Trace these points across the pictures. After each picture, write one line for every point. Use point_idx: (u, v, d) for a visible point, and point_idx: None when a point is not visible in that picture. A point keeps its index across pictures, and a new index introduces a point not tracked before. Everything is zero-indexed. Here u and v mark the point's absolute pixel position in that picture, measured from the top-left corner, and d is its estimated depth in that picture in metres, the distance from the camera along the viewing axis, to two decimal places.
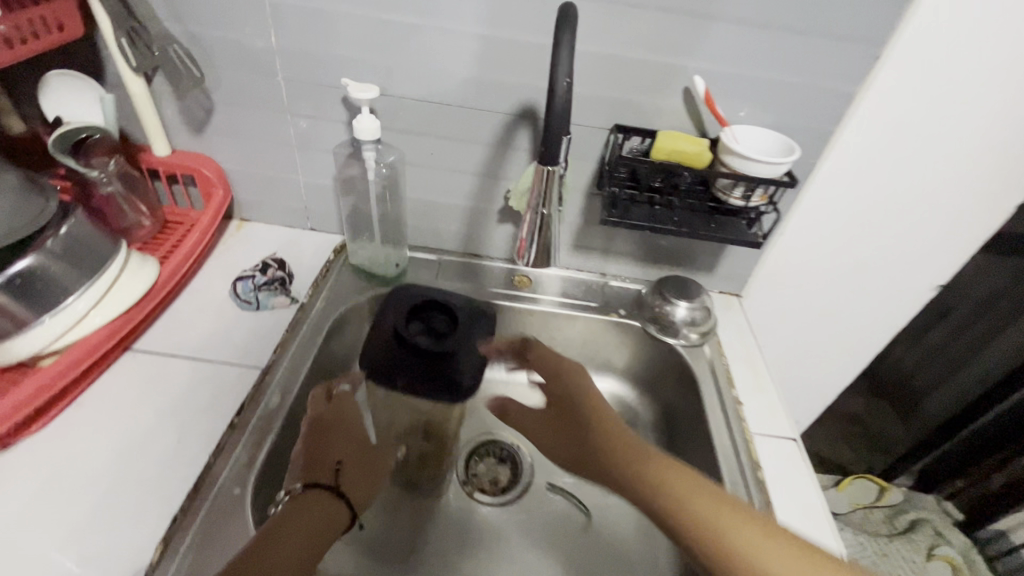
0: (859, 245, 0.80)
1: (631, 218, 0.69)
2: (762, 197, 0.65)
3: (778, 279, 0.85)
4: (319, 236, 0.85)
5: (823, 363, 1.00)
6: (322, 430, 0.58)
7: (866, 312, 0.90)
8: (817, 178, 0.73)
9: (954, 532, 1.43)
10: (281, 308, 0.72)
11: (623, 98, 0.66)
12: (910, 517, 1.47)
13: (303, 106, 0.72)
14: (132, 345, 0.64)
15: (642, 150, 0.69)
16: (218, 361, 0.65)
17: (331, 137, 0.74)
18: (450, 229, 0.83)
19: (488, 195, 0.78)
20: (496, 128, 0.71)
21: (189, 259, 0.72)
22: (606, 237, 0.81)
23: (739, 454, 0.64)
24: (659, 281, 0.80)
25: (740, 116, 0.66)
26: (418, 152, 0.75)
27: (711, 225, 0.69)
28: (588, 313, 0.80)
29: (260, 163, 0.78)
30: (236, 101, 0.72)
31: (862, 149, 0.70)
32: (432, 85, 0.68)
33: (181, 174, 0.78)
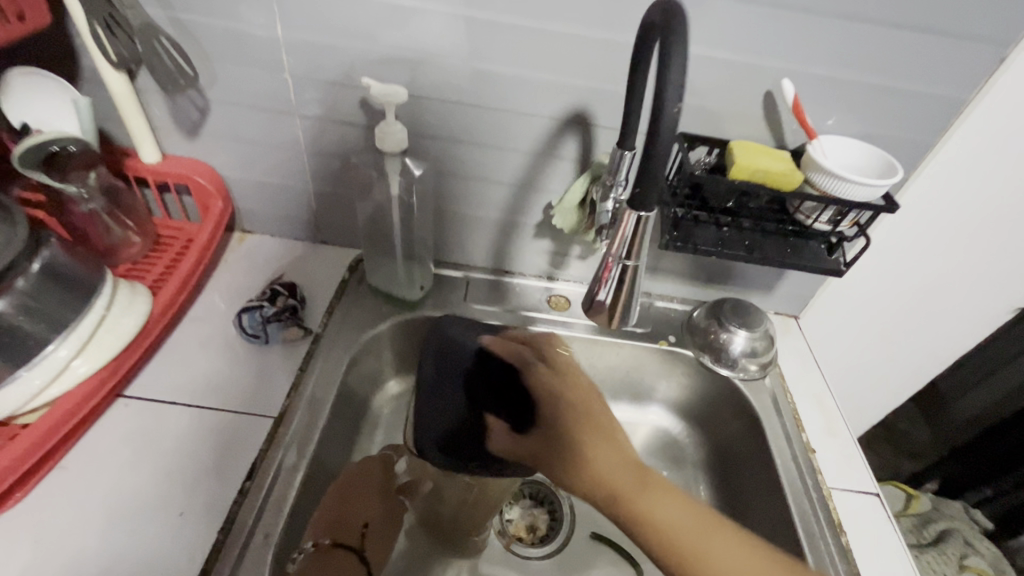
0: (944, 272, 0.70)
1: (696, 243, 0.60)
2: (851, 222, 0.57)
3: (843, 304, 0.76)
4: (330, 251, 0.75)
5: (881, 394, 0.90)
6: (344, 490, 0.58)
7: (939, 344, 0.80)
8: (905, 196, 0.63)
9: (983, 541, 1.13)
10: (293, 342, 0.63)
11: (692, 102, 0.57)
12: (938, 527, 1.13)
13: (315, 107, 0.62)
14: (122, 393, 0.56)
15: (710, 163, 0.59)
16: (222, 410, 0.56)
17: (348, 142, 0.65)
18: (479, 245, 0.73)
19: (524, 209, 0.68)
20: (540, 135, 0.61)
21: (186, 285, 0.63)
22: (655, 255, 0.72)
23: (816, 510, 0.57)
24: (710, 304, 0.71)
25: (828, 125, 0.57)
26: (447, 161, 0.65)
27: (787, 250, 0.60)
28: (635, 342, 0.72)
29: (265, 170, 0.68)
30: (237, 101, 0.62)
31: (965, 166, 0.60)
32: (468, 85, 0.58)
33: (173, 184, 0.68)
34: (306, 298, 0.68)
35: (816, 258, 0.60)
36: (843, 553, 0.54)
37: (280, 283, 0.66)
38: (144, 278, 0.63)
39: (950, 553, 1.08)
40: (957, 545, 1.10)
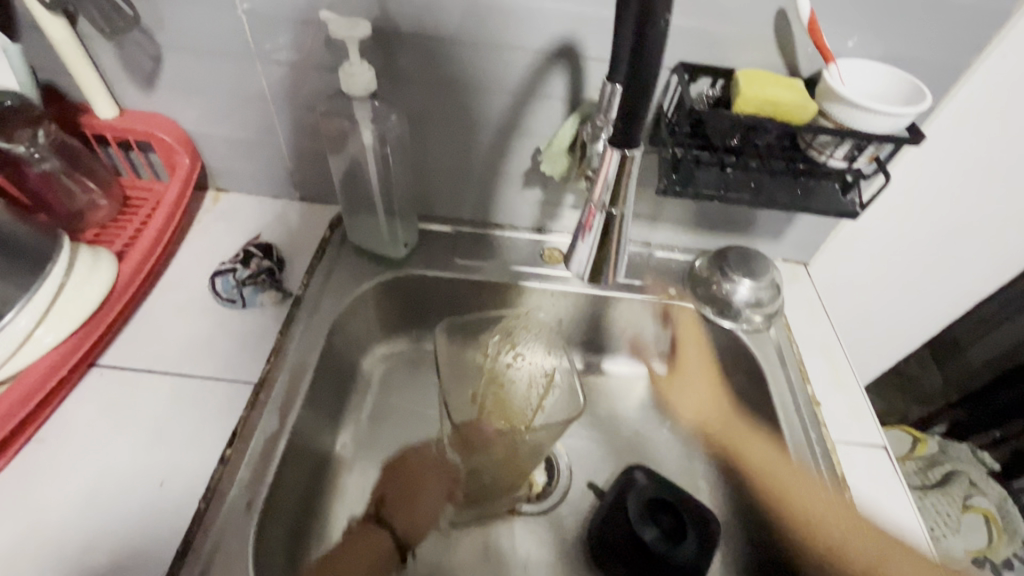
0: (970, 212, 0.65)
1: (696, 185, 0.55)
2: (870, 157, 0.51)
3: (856, 246, 0.71)
4: (310, 209, 0.71)
5: (892, 341, 0.85)
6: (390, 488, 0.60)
7: (956, 290, 0.75)
8: (934, 125, 0.57)
9: (989, 482, 1.10)
10: (272, 305, 0.60)
11: (692, 26, 0.51)
12: (945, 469, 1.10)
13: (275, 49, 0.56)
14: (96, 362, 0.54)
15: (714, 96, 0.53)
16: (201, 377, 0.54)
17: (316, 88, 0.59)
18: (466, 198, 0.68)
19: (511, 157, 0.63)
20: (524, 71, 0.55)
21: (156, 249, 0.59)
22: (655, 202, 0.67)
23: (820, 464, 0.55)
24: (720, 252, 0.67)
25: (848, 47, 0.51)
26: (425, 106, 0.59)
27: (796, 191, 0.55)
28: (635, 295, 0.68)
29: (231, 123, 0.63)
30: (189, 45, 0.56)
31: (1006, 89, 0.53)
32: (440, 16, 0.52)
33: (136, 141, 0.64)
34: (284, 260, 0.65)
35: (828, 200, 0.55)
36: (845, 507, 0.52)
37: (255, 244, 0.62)
38: (113, 243, 0.60)
39: (955, 494, 1.04)
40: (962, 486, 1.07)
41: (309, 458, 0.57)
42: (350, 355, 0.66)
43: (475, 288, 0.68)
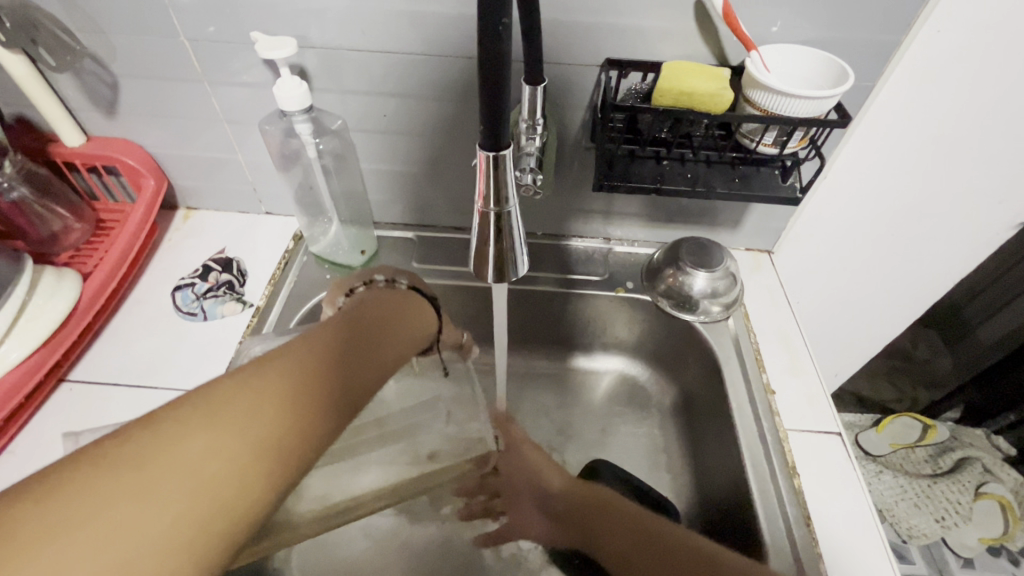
0: (928, 189, 0.64)
1: (635, 178, 0.55)
2: (801, 141, 0.51)
3: (819, 231, 0.70)
4: (276, 222, 0.74)
5: (872, 325, 0.83)
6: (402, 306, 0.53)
7: (928, 272, 0.73)
8: (874, 106, 0.56)
9: (1007, 467, 1.14)
10: (232, 316, 0.63)
11: (618, 24, 0.51)
12: (956, 455, 1.16)
13: (218, 71, 0.58)
14: (66, 376, 0.58)
15: (643, 90, 0.54)
16: (164, 387, 0.57)
17: (266, 108, 0.61)
18: (424, 203, 0.70)
19: (460, 161, 0.64)
20: (455, 77, 0.56)
21: (123, 267, 0.63)
22: (607, 198, 0.67)
23: (770, 453, 0.54)
24: (680, 258, 0.65)
25: (772, 32, 0.51)
26: (367, 117, 0.61)
27: (734, 180, 0.55)
28: (590, 290, 0.68)
29: (192, 144, 0.66)
30: (141, 72, 0.59)
31: (941, 62, 0.52)
32: (368, 28, 0.53)
33: (102, 165, 0.67)
34: (246, 272, 0.67)
35: (768, 186, 0.54)
36: (793, 493, 0.52)
37: (216, 258, 0.66)
38: (83, 264, 0.64)
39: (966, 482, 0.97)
40: (976, 473, 1.13)
41: None
42: None
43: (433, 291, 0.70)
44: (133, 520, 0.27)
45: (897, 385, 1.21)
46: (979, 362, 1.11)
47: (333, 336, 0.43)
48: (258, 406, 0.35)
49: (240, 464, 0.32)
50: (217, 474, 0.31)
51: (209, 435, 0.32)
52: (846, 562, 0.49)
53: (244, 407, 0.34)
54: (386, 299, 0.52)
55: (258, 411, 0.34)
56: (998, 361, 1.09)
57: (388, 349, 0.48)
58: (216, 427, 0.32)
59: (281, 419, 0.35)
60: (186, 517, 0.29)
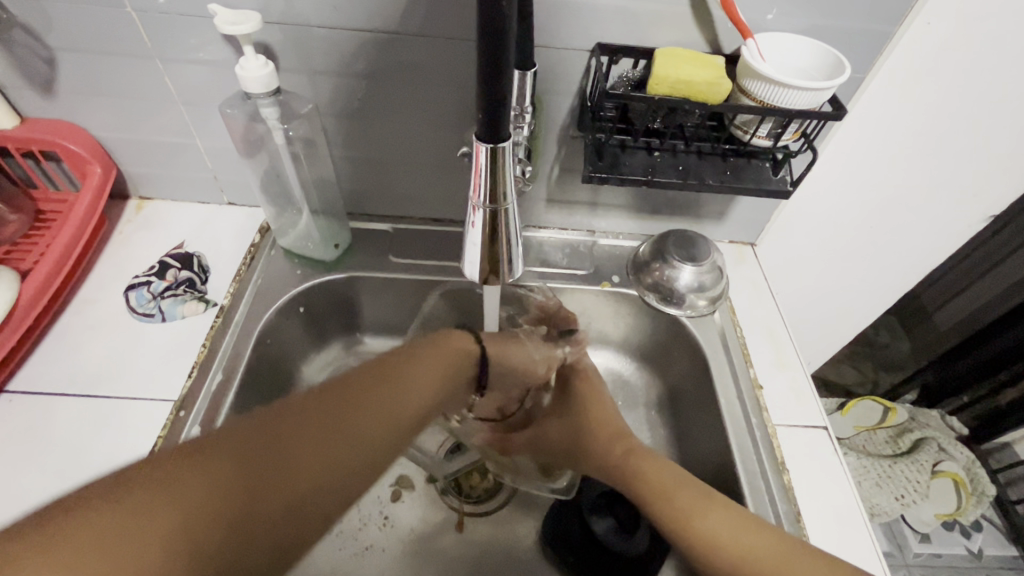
0: (908, 183, 0.64)
1: (628, 170, 0.53)
2: (795, 133, 0.50)
3: (801, 223, 0.70)
4: (239, 213, 0.68)
5: (847, 315, 0.85)
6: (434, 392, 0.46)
7: (902, 263, 0.75)
8: (862, 99, 0.56)
9: (958, 447, 1.19)
10: (194, 316, 0.58)
11: (609, 7, 0.48)
12: (914, 436, 1.18)
13: (172, 47, 0.53)
14: (6, 387, 0.52)
15: (634, 77, 0.51)
16: (118, 396, 0.52)
17: (227, 89, 0.56)
18: (400, 194, 0.66)
19: (440, 148, 0.61)
20: (438, 59, 0.52)
21: (67, 263, 0.57)
22: (593, 189, 0.65)
23: (760, 449, 0.54)
24: (657, 247, 0.65)
25: (768, 20, 0.49)
26: (339, 100, 0.56)
27: (726, 171, 0.53)
28: (574, 284, 0.67)
29: (145, 128, 0.60)
30: (82, 47, 0.53)
31: (929, 56, 0.52)
32: (341, 4, 0.49)
33: (40, 151, 0.60)
34: (208, 268, 0.62)
35: (760, 179, 0.53)
36: (783, 489, 0.51)
37: (174, 254, 0.61)
38: (21, 261, 0.57)
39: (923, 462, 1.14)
40: (932, 452, 1.16)
41: None
42: (285, 365, 0.64)
43: (412, 286, 0.66)
44: (115, 538, 0.28)
45: (863, 371, 1.25)
46: (940, 348, 1.16)
47: (351, 434, 0.38)
48: (310, 462, 0.36)
49: (290, 504, 0.34)
50: (186, 503, 0.30)
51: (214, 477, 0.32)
52: (834, 556, 0.49)
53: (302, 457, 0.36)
54: (441, 352, 0.49)
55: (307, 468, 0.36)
56: (957, 347, 1.14)
57: (398, 409, 0.41)
58: (258, 482, 0.33)
59: (312, 468, 0.36)
60: (183, 521, 0.30)
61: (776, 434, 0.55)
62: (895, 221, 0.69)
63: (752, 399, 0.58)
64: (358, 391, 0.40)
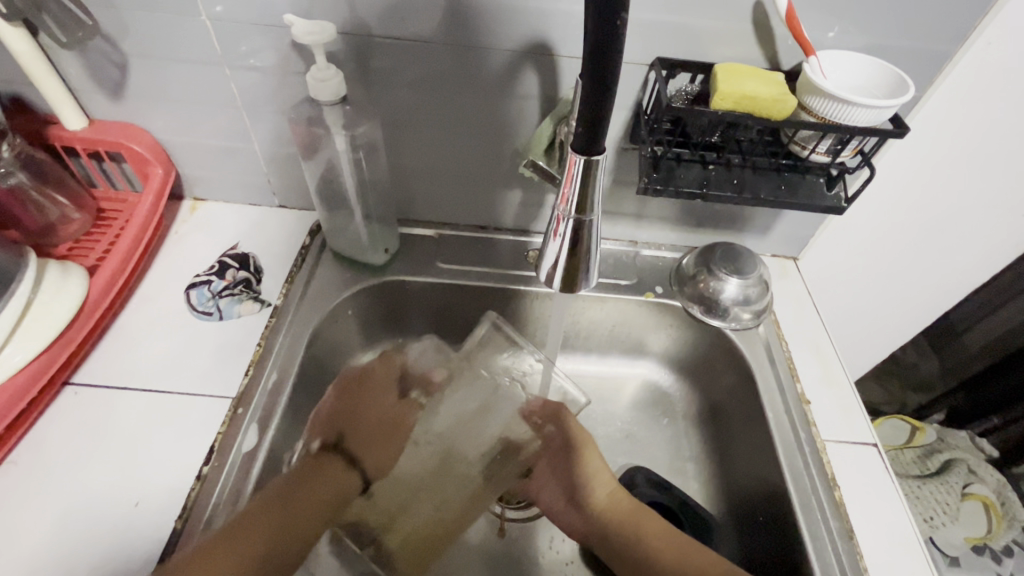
0: (959, 202, 0.64)
1: (682, 184, 0.53)
2: (853, 150, 0.50)
3: (846, 239, 0.70)
4: (289, 216, 0.70)
5: (887, 331, 0.84)
6: (307, 478, 0.50)
7: (945, 281, 0.74)
8: (919, 116, 0.56)
9: (988, 469, 1.16)
10: (250, 315, 0.60)
11: (673, 22, 0.49)
12: (942, 458, 1.16)
13: (242, 55, 0.54)
14: (70, 380, 0.53)
15: (692, 92, 0.52)
16: (178, 391, 0.53)
17: (289, 96, 0.58)
18: (448, 201, 0.67)
19: (490, 156, 0.62)
20: (497, 71, 0.53)
21: (130, 261, 0.59)
22: (640, 200, 0.66)
23: (809, 465, 0.54)
24: (702, 259, 0.65)
25: (829, 38, 0.50)
26: (398, 108, 0.58)
27: (780, 187, 0.54)
28: (617, 294, 0.67)
29: (205, 131, 0.62)
30: (155, 53, 0.55)
31: (990, 75, 0.52)
32: (408, 15, 0.50)
33: (106, 152, 0.63)
34: (262, 268, 0.64)
35: (815, 195, 0.54)
36: (834, 505, 0.51)
37: (231, 254, 0.63)
38: (85, 257, 0.59)
39: (952, 484, 1.11)
40: (960, 474, 1.13)
41: None
42: (332, 366, 0.65)
43: (456, 291, 0.67)
44: None
45: (893, 390, 1.24)
46: (974, 370, 1.14)
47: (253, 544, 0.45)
48: (259, 535, 0.46)
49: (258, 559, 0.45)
50: None
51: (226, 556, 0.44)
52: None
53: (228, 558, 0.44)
54: (318, 474, 0.50)
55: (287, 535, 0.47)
56: (991, 368, 1.12)
57: (303, 513, 0.48)
58: (248, 542, 0.45)
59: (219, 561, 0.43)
60: None
61: (826, 453, 0.55)
62: (942, 238, 0.68)
63: (802, 415, 0.57)
64: (278, 498, 0.48)
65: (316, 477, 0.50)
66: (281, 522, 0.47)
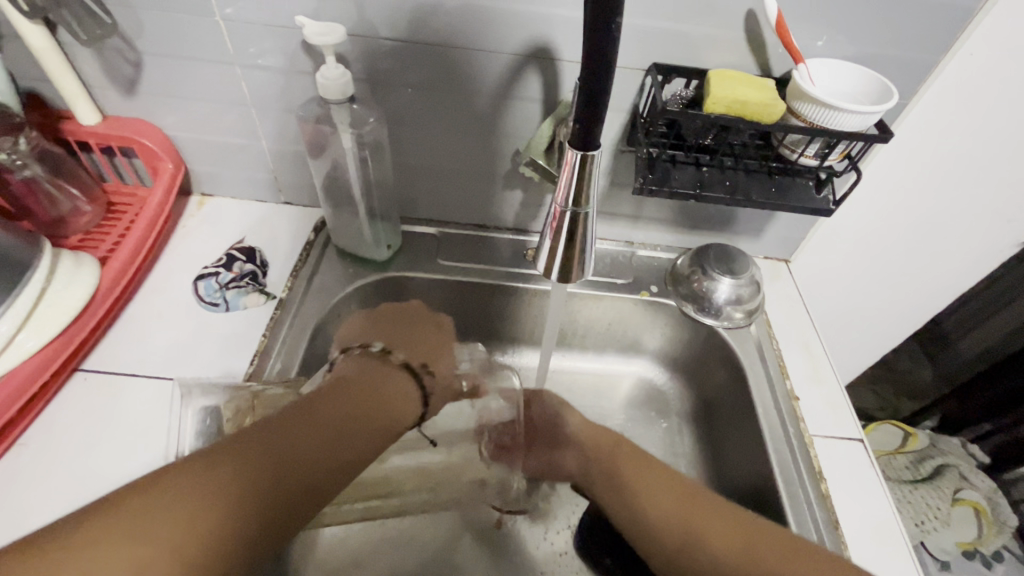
0: (946, 206, 0.66)
1: (677, 184, 0.55)
2: (840, 154, 0.52)
3: (836, 241, 0.72)
4: (294, 212, 0.72)
5: (877, 334, 0.86)
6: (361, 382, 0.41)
7: (933, 285, 0.76)
8: (906, 122, 0.58)
9: (980, 475, 1.17)
10: (256, 307, 0.61)
11: (668, 30, 0.51)
12: (935, 462, 1.16)
13: (253, 55, 0.56)
14: (80, 366, 0.55)
15: (687, 96, 0.54)
16: (185, 379, 0.55)
17: (298, 95, 0.60)
18: (450, 199, 0.69)
19: (492, 156, 0.63)
20: (500, 73, 0.55)
21: (140, 252, 0.60)
22: (637, 201, 0.67)
23: (797, 458, 0.55)
24: (696, 259, 0.67)
25: (818, 47, 0.52)
26: (403, 108, 0.59)
27: (771, 189, 0.55)
28: (613, 292, 0.69)
29: (215, 128, 0.64)
30: (170, 52, 0.57)
31: (973, 84, 0.54)
32: (415, 19, 0.52)
33: (118, 147, 0.64)
34: (267, 262, 0.65)
35: (804, 197, 0.55)
36: (821, 497, 0.53)
37: (238, 247, 0.64)
38: (96, 248, 0.61)
39: (944, 488, 1.12)
40: (952, 479, 1.14)
41: None
42: None
43: (456, 287, 0.69)
44: None
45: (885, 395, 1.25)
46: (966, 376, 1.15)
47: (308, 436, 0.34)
48: (311, 431, 0.35)
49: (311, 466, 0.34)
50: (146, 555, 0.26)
51: (260, 457, 0.31)
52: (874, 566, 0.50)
53: (255, 469, 0.31)
54: (375, 377, 0.42)
55: (320, 433, 0.35)
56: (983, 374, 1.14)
57: (359, 431, 0.37)
58: (301, 454, 0.33)
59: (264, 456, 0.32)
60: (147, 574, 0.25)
61: (814, 447, 0.57)
62: (930, 243, 0.70)
63: (791, 411, 0.59)
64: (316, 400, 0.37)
65: (380, 390, 0.41)
66: (332, 430, 0.36)
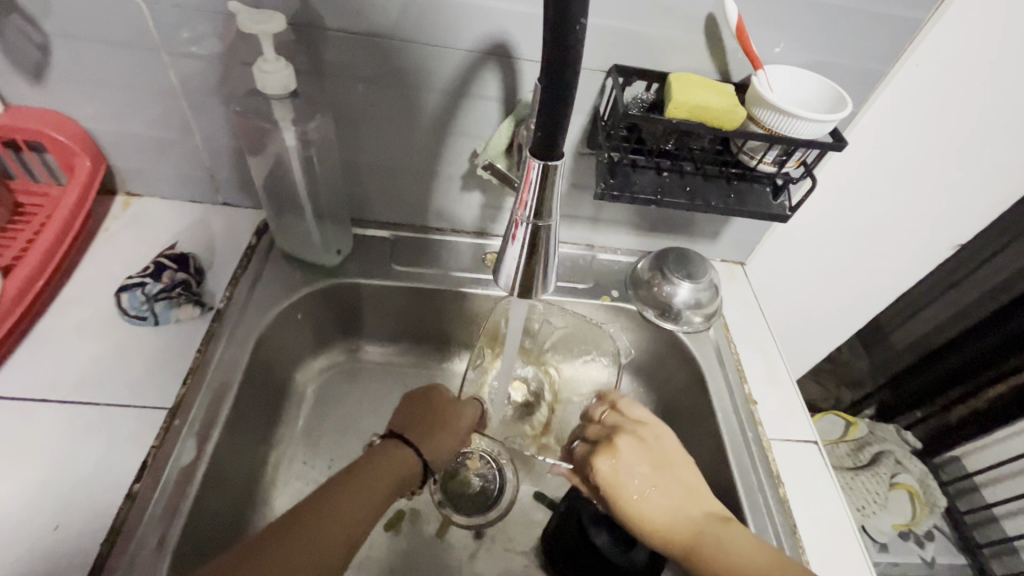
0: (890, 212, 0.68)
1: (639, 189, 0.54)
2: (797, 162, 0.53)
3: (789, 245, 0.73)
4: (234, 213, 0.66)
5: (824, 332, 0.89)
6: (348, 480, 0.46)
7: (875, 286, 0.79)
8: (857, 131, 0.59)
9: (913, 460, 1.25)
10: (190, 320, 0.56)
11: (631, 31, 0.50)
12: (874, 450, 1.22)
13: (185, 42, 0.51)
14: None
15: (647, 100, 0.53)
16: (107, 402, 0.50)
17: (235, 87, 0.55)
18: (404, 201, 0.66)
19: (447, 157, 0.61)
20: (456, 71, 0.53)
21: (51, 260, 0.54)
22: (597, 204, 0.66)
23: (756, 461, 0.56)
24: (654, 264, 0.66)
25: (775, 53, 0.52)
26: (352, 105, 0.56)
27: (730, 195, 0.55)
28: (571, 297, 0.68)
29: (141, 122, 0.58)
30: (85, 36, 0.51)
31: (918, 94, 0.56)
32: (363, 9, 0.48)
33: (25, 141, 0.57)
34: (203, 270, 0.59)
35: (763, 204, 0.56)
36: (779, 501, 0.53)
37: (167, 254, 0.58)
38: None
39: (882, 475, 1.18)
40: (890, 465, 1.21)
41: (240, 469, 0.54)
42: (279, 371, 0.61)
43: (411, 294, 0.66)
44: None
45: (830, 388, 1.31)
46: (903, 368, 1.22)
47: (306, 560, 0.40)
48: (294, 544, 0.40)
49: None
50: None
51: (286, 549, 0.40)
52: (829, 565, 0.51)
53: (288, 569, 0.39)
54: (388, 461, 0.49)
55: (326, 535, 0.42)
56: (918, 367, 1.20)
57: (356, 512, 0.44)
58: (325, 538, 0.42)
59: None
60: None
61: (772, 450, 0.58)
62: (874, 246, 0.73)
63: (750, 413, 0.60)
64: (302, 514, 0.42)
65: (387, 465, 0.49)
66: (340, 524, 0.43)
